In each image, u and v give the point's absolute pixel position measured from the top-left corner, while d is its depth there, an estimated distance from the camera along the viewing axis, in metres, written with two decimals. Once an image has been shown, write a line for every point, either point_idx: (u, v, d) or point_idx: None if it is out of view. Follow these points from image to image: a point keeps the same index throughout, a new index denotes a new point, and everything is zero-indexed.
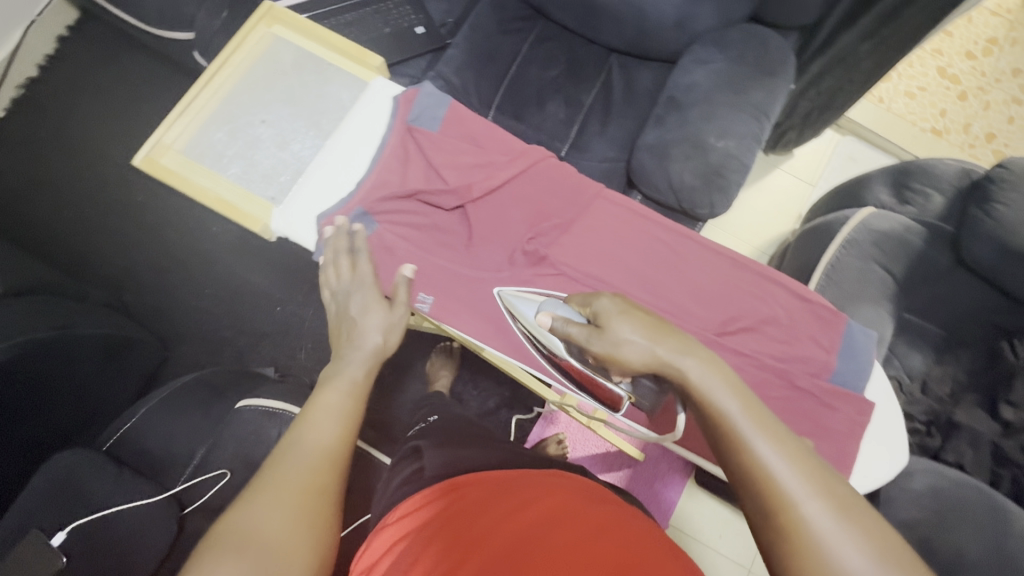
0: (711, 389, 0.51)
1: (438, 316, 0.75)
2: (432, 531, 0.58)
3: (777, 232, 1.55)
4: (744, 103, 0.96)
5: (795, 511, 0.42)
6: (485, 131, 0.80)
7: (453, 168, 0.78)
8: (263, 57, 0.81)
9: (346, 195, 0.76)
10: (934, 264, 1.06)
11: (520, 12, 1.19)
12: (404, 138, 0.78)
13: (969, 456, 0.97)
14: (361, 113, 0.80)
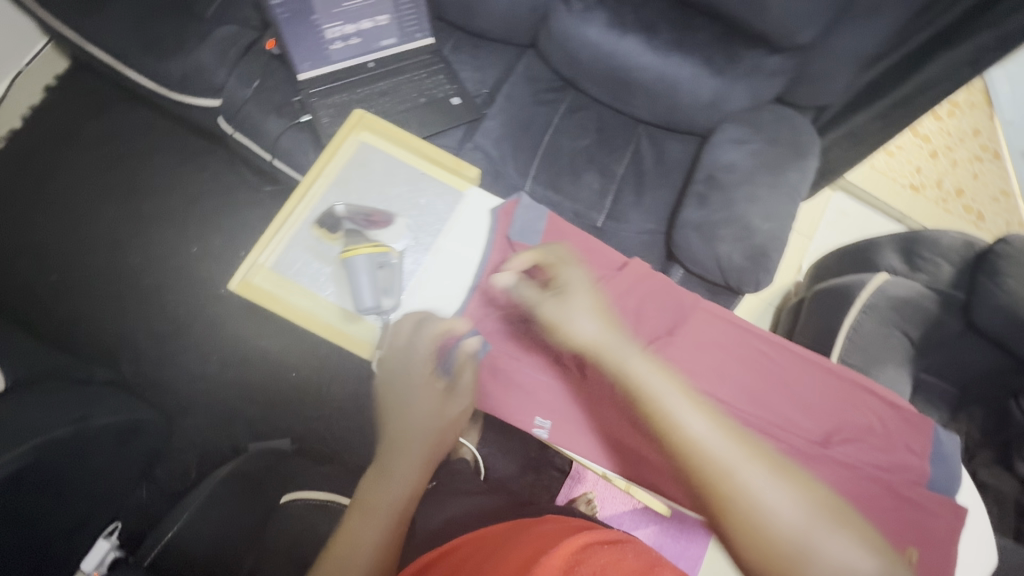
0: (651, 383, 0.58)
1: (558, 440, 0.77)
2: None
3: (780, 283, 1.63)
4: (782, 183, 1.01)
5: (709, 459, 0.52)
6: (586, 244, 0.80)
7: None
8: (355, 164, 0.80)
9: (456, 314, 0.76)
10: (948, 329, 1.14)
11: (551, 83, 1.21)
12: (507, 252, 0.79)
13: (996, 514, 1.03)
14: (463, 224, 0.80)
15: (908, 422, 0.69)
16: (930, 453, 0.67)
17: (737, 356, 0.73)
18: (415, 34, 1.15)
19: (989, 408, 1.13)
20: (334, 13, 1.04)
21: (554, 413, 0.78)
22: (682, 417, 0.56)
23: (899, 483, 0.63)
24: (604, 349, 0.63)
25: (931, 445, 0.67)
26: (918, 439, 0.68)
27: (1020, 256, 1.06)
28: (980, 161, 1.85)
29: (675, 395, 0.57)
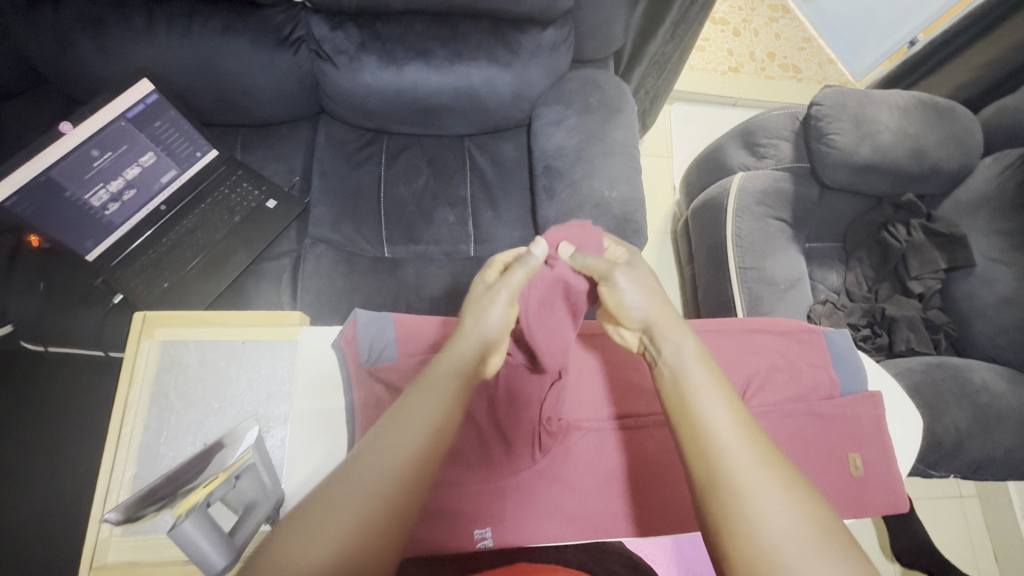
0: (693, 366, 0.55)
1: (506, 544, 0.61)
2: None
3: (664, 209, 1.68)
4: (612, 145, 1.02)
5: (712, 452, 0.48)
6: (442, 328, 0.62)
7: None
8: (161, 377, 0.56)
9: None
10: (809, 197, 1.21)
11: (360, 139, 1.14)
12: (367, 389, 0.57)
13: (915, 338, 1.09)
14: (308, 381, 0.57)
15: (800, 343, 0.69)
16: (830, 361, 0.68)
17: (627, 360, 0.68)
18: (195, 153, 1.04)
19: (871, 247, 1.22)
20: (87, 179, 0.90)
21: (488, 517, 0.62)
22: (705, 407, 0.51)
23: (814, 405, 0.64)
24: (664, 327, 0.60)
25: (826, 353, 0.68)
26: (812, 352, 0.69)
27: (836, 112, 1.12)
28: (776, 20, 1.96)
29: (704, 383, 0.54)
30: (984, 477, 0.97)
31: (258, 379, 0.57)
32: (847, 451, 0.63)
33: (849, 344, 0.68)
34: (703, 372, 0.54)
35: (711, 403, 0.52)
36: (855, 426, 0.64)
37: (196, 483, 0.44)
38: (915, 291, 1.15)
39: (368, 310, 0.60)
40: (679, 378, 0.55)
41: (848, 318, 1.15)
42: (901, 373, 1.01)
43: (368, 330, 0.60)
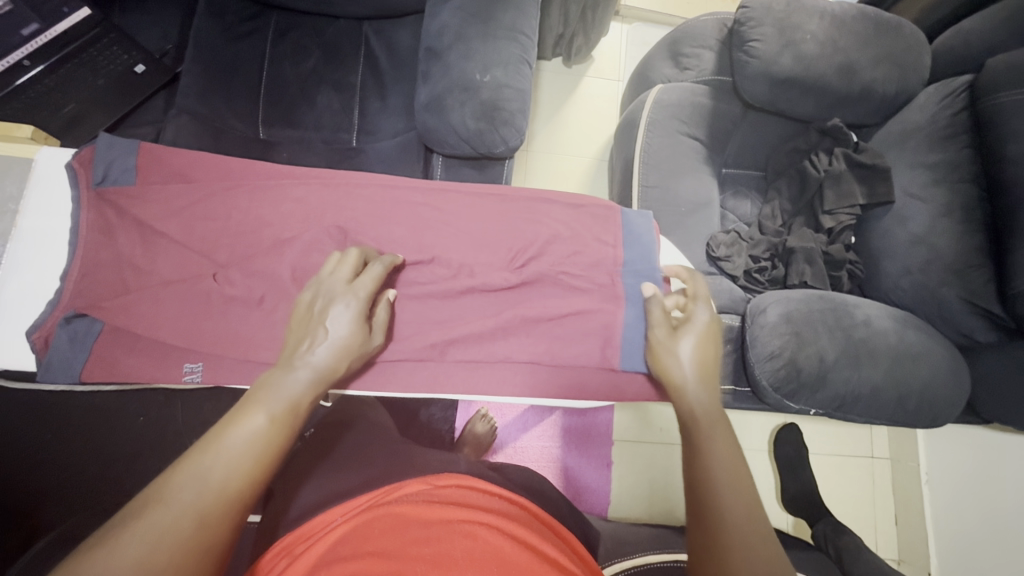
0: (710, 450, 0.55)
1: (215, 381, 0.63)
2: (371, 528, 0.45)
3: (606, 135, 1.57)
4: (496, 28, 0.93)
5: (721, 514, 0.51)
6: (198, 164, 0.69)
7: (172, 218, 0.66)
8: None
9: (57, 295, 0.63)
10: (727, 115, 1.13)
11: (246, 11, 1.07)
12: (100, 207, 0.66)
13: (809, 271, 1.04)
14: (41, 195, 0.67)
15: (595, 217, 0.75)
16: (621, 240, 0.74)
17: (429, 227, 0.71)
18: (63, 9, 0.96)
19: (789, 177, 1.13)
20: None
21: (201, 352, 0.63)
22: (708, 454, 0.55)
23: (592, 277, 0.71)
24: (680, 388, 0.61)
25: (621, 232, 0.74)
26: (608, 229, 0.74)
27: (762, 16, 1.02)
28: None
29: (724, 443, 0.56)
30: (851, 416, 0.93)
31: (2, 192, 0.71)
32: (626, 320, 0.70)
33: (642, 224, 0.75)
34: (725, 440, 0.56)
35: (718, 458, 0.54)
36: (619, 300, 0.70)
37: None
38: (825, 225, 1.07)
39: (114, 138, 0.68)
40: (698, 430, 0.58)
41: (750, 248, 1.10)
42: (778, 300, 0.94)
43: (109, 154, 0.67)
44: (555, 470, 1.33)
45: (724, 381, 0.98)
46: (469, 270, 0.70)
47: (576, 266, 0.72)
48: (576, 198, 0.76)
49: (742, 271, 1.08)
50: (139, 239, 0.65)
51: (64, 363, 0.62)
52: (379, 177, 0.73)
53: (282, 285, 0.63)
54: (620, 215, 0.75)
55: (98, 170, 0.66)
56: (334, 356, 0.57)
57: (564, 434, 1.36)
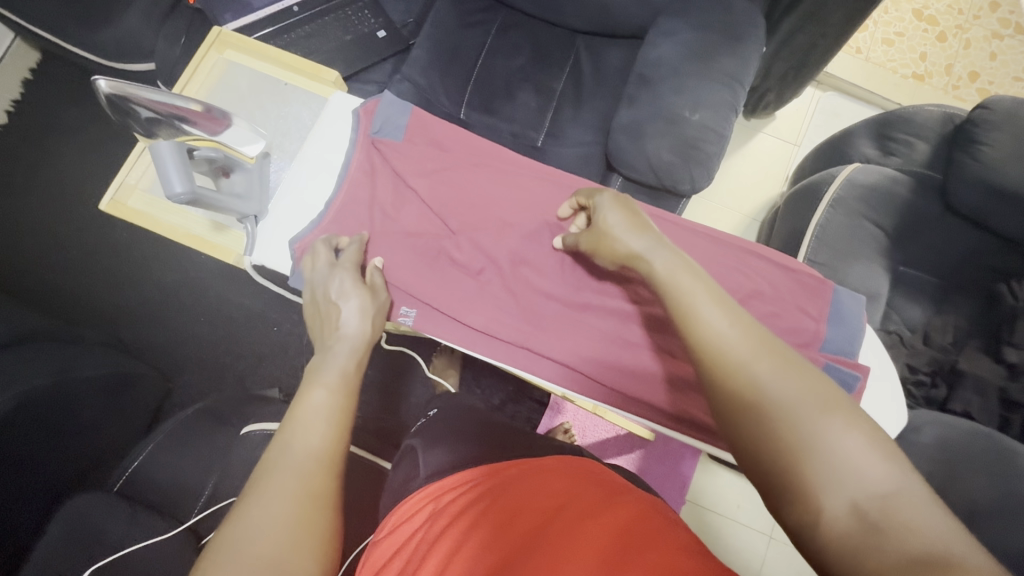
0: (697, 316, 0.48)
1: (422, 328, 0.72)
2: (494, 503, 0.55)
3: (766, 196, 1.52)
4: (714, 72, 0.95)
5: (743, 376, 0.43)
6: (453, 136, 0.78)
7: (422, 178, 0.76)
8: (220, 84, 0.82)
9: (319, 217, 0.74)
10: (924, 213, 1.06)
11: (480, 3, 1.17)
12: (370, 153, 0.77)
13: (976, 403, 0.97)
14: (326, 130, 0.80)
15: (804, 285, 0.73)
16: (825, 316, 0.72)
17: None
18: None
19: (976, 295, 1.04)
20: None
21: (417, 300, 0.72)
22: (697, 314, 0.48)
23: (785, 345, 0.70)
24: (630, 260, 0.58)
25: (828, 308, 0.72)
26: (814, 301, 0.73)
27: (1002, 121, 0.95)
28: (999, 38, 1.63)
29: (703, 301, 0.48)
30: None
31: (295, 118, 0.82)
32: None
33: (854, 307, 0.72)
34: (705, 301, 0.48)
35: (709, 316, 0.47)
36: (810, 373, 0.69)
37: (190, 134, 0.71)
38: (1006, 358, 0.96)
39: (394, 97, 0.78)
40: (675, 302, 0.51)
41: (909, 357, 1.02)
42: (934, 423, 0.88)
43: (387, 110, 0.78)
44: None
45: None
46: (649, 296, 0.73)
47: (773, 328, 0.70)
48: (789, 260, 0.74)
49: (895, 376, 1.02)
50: (392, 189, 0.76)
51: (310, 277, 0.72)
52: (584, 187, 0.78)
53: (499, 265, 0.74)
54: (835, 290, 0.72)
55: (378, 121, 0.77)
56: (358, 326, 0.62)
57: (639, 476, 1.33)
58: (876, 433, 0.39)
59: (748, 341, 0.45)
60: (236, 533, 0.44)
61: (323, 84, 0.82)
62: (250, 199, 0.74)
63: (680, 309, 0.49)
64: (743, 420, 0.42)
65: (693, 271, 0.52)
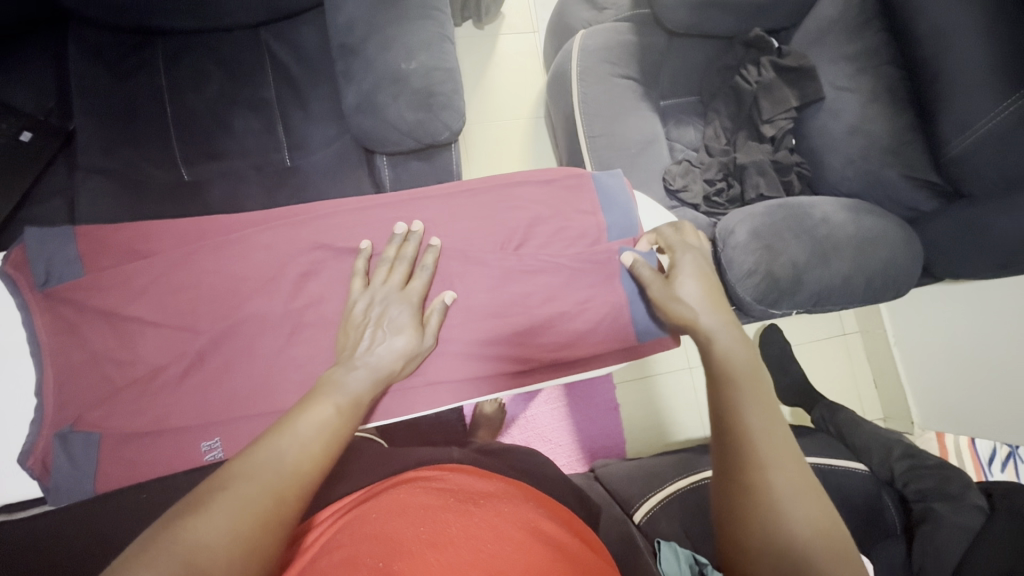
0: (739, 397, 0.58)
1: (234, 450, 0.65)
2: (356, 529, 0.51)
3: (536, 92, 1.54)
4: (408, 9, 0.88)
5: (759, 449, 0.54)
6: (148, 236, 0.69)
7: (135, 300, 0.65)
8: None
9: (36, 415, 0.63)
10: (655, 46, 1.13)
11: (125, 45, 0.96)
12: (52, 308, 0.64)
13: (764, 183, 1.09)
14: None
15: (567, 188, 0.78)
16: (599, 205, 0.78)
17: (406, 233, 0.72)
18: None
19: (726, 95, 1.14)
20: None
21: (212, 428, 0.65)
22: (743, 402, 0.57)
23: (582, 250, 0.75)
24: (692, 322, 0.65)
25: (597, 197, 0.78)
26: (582, 198, 0.78)
27: None
28: None
29: (746, 387, 0.58)
30: (828, 308, 1.00)
31: None
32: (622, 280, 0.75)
33: (615, 185, 0.79)
34: (749, 393, 0.58)
35: (749, 408, 0.57)
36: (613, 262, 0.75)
37: None
38: (768, 134, 1.10)
39: (40, 233, 0.66)
40: (723, 367, 0.60)
41: (703, 173, 1.12)
42: (742, 220, 0.99)
43: (43, 250, 0.65)
44: (569, 428, 1.38)
45: None
46: (456, 268, 0.72)
47: (566, 240, 0.76)
48: (543, 174, 0.79)
49: (701, 198, 1.12)
50: (109, 331, 0.65)
51: (68, 487, 0.63)
52: (333, 205, 0.73)
53: (282, 333, 0.67)
54: (592, 179, 0.79)
55: (37, 269, 0.65)
56: (383, 359, 0.62)
57: (570, 393, 1.39)
58: (827, 526, 0.50)
59: (771, 432, 0.55)
60: (200, 530, 0.40)
61: None
62: None
63: (725, 374, 0.60)
64: (747, 468, 0.53)
65: (746, 366, 0.60)
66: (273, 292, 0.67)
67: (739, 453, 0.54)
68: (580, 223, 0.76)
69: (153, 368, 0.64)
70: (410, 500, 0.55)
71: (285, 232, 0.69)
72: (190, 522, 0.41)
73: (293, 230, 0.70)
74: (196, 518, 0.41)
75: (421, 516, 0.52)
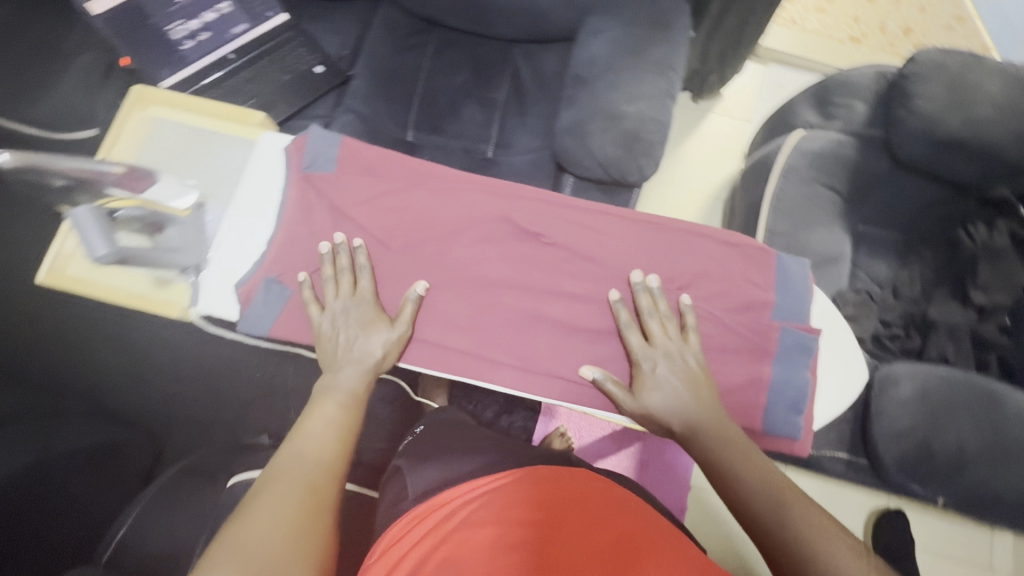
0: (754, 500, 0.58)
1: None
2: (492, 510, 0.55)
3: (725, 175, 1.54)
4: (646, 62, 0.96)
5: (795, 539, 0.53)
6: (385, 160, 0.80)
7: (359, 205, 0.78)
8: (147, 139, 0.84)
9: (258, 260, 0.78)
10: (874, 169, 1.07)
11: (413, 27, 1.18)
12: (302, 187, 0.79)
13: (951, 349, 0.98)
14: (257, 170, 0.82)
15: (749, 257, 0.76)
16: (772, 284, 0.75)
17: (586, 239, 0.77)
18: (264, 13, 1.12)
19: (937, 244, 1.06)
20: (170, 12, 1.03)
21: None
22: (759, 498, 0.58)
23: (740, 321, 0.73)
24: (688, 426, 0.66)
25: (773, 275, 0.75)
26: (759, 271, 0.75)
27: (932, 73, 0.98)
28: None
29: (755, 485, 0.59)
30: (988, 516, 0.85)
31: (228, 163, 0.84)
32: (772, 363, 0.73)
33: (797, 271, 0.75)
34: (763, 490, 0.59)
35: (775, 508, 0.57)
36: (769, 342, 0.73)
37: (110, 199, 0.73)
38: (976, 301, 0.99)
39: (320, 131, 0.81)
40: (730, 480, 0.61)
41: (882, 313, 1.02)
42: (912, 375, 0.86)
43: (317, 143, 0.80)
44: None
45: (839, 451, 0.91)
46: (605, 287, 0.75)
47: (725, 306, 0.74)
48: (730, 234, 0.77)
49: (870, 335, 1.02)
50: (331, 220, 0.78)
51: (254, 324, 0.76)
52: (538, 192, 0.79)
53: (453, 280, 0.76)
54: (776, 257, 0.75)
55: (306, 155, 0.80)
56: (364, 351, 0.69)
57: (640, 469, 1.33)
58: None
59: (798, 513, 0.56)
60: (250, 518, 0.51)
61: (248, 127, 0.86)
62: (186, 250, 0.77)
63: (732, 472, 0.61)
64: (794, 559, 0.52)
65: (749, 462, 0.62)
66: (461, 245, 0.77)
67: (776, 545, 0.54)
68: (746, 293, 0.74)
69: (348, 264, 0.76)
70: (549, 494, 0.58)
71: (492, 200, 0.78)
72: (243, 515, 0.51)
73: (499, 198, 0.78)
74: (247, 511, 0.52)
75: (564, 509, 0.55)
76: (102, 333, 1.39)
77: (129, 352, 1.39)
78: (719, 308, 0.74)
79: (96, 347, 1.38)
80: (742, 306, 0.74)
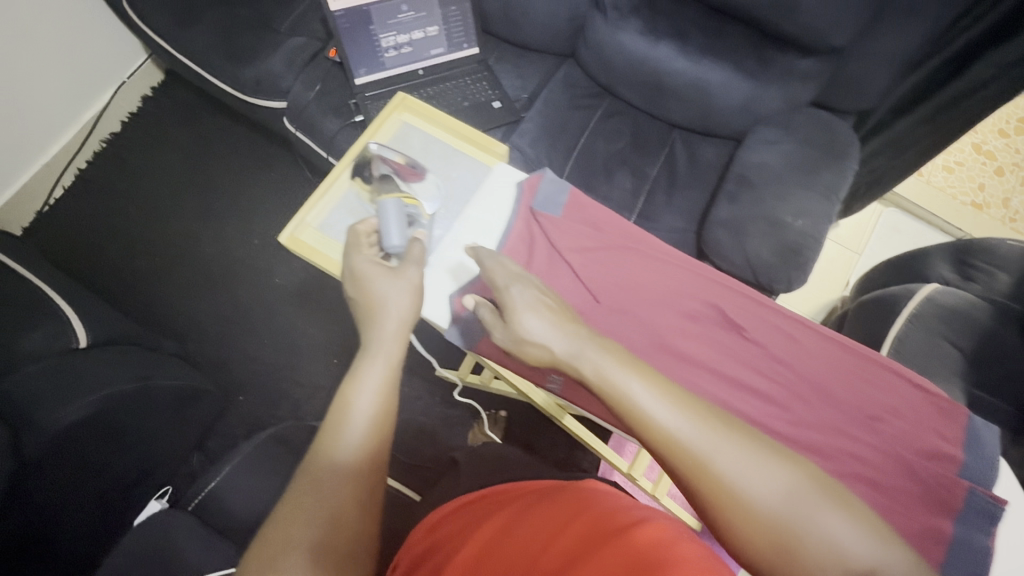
0: (671, 424, 0.53)
1: None
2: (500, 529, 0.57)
3: (826, 298, 1.55)
4: (815, 183, 1.01)
5: (710, 465, 0.50)
6: (609, 221, 0.89)
7: (578, 253, 0.85)
8: (396, 139, 0.93)
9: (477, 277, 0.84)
10: (1006, 343, 1.05)
11: (589, 90, 1.27)
12: (529, 223, 0.87)
13: None
14: (488, 196, 0.89)
15: (939, 407, 0.77)
16: (961, 441, 0.74)
17: (776, 340, 0.83)
18: (462, 44, 1.23)
19: None
20: (388, 24, 1.14)
21: None
22: (680, 431, 0.52)
23: (923, 468, 0.73)
24: (573, 361, 0.62)
25: (963, 434, 0.75)
26: (949, 425, 0.75)
27: None
28: None
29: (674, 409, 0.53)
30: None
31: (462, 180, 0.91)
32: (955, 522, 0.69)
33: (988, 437, 0.74)
34: (681, 422, 0.52)
35: (690, 438, 0.51)
36: (952, 500, 0.70)
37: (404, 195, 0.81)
38: None
39: (554, 176, 0.89)
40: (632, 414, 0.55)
41: None
42: None
43: (548, 186, 0.88)
44: None
45: None
46: (791, 392, 0.79)
47: (909, 449, 0.75)
48: (922, 379, 0.79)
49: None
50: (548, 261, 0.85)
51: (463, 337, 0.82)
52: (739, 286, 0.86)
53: (652, 344, 0.82)
54: (970, 416, 0.75)
55: (539, 196, 0.87)
56: (392, 300, 0.69)
57: None
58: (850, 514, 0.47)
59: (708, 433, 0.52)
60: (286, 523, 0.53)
61: (489, 155, 0.93)
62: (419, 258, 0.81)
63: (649, 418, 0.53)
64: (708, 480, 0.49)
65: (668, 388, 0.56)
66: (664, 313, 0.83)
67: (688, 466, 0.51)
68: (935, 444, 0.74)
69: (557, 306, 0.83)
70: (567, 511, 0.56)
71: (698, 282, 0.86)
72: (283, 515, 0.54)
73: (705, 282, 0.86)
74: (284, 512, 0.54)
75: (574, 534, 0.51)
76: (211, 281, 1.47)
77: (227, 305, 1.45)
78: (901, 448, 0.75)
79: (201, 293, 1.46)
80: (927, 454, 0.74)
